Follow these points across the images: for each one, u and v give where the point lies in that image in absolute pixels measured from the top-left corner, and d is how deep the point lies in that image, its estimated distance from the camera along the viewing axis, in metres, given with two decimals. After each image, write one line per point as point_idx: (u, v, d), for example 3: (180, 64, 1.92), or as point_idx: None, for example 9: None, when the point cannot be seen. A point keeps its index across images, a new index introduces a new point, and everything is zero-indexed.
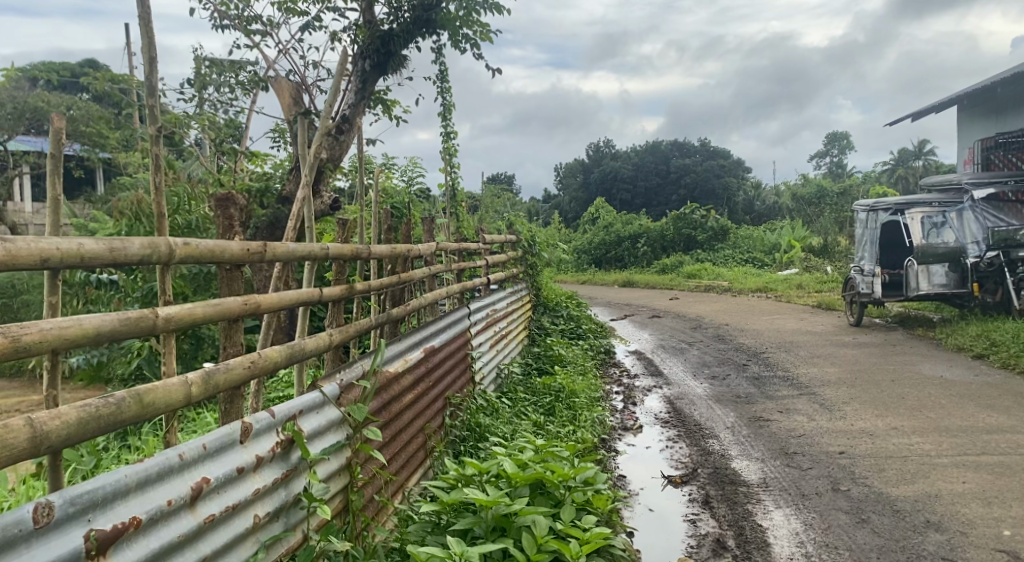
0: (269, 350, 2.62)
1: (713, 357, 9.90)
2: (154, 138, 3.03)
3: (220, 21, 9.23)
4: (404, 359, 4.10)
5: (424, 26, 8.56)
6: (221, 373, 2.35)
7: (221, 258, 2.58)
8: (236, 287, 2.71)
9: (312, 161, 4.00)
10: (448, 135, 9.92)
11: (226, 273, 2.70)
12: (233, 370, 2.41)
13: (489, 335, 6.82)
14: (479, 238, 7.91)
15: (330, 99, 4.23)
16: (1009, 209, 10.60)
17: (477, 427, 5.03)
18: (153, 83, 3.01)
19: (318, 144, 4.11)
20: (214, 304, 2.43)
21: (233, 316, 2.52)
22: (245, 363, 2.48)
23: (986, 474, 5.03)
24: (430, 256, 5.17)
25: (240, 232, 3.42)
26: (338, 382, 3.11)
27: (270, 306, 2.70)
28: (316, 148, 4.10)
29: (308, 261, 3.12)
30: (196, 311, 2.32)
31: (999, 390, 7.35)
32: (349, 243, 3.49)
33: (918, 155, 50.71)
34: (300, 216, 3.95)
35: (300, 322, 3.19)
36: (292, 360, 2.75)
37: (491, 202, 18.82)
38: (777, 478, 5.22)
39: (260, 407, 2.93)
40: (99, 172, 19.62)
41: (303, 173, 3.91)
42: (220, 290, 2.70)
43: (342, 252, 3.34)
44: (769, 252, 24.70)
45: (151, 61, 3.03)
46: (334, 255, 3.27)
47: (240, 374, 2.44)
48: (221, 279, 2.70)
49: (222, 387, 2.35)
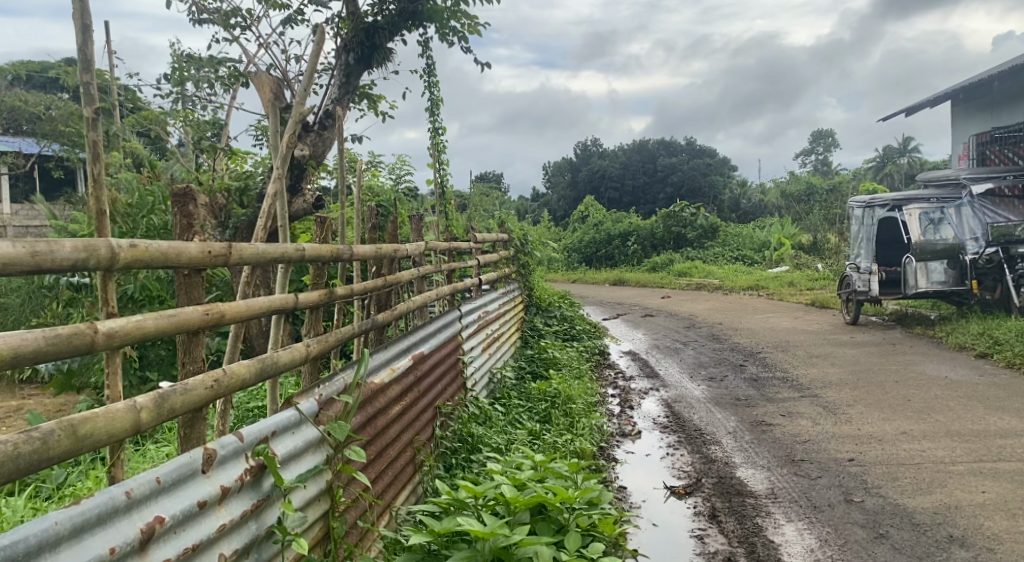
0: (236, 365, 2.31)
1: (709, 358, 9.63)
2: (91, 122, 2.71)
3: (198, 15, 8.90)
4: (391, 369, 3.80)
5: (410, 18, 8.28)
6: (177, 394, 2.04)
7: (177, 261, 2.27)
8: (196, 295, 2.40)
9: (286, 151, 3.68)
10: (436, 130, 9.62)
11: (185, 280, 2.39)
12: (192, 391, 2.10)
13: (481, 338, 6.51)
14: (470, 236, 7.59)
15: (304, 83, 3.87)
16: (1005, 203, 10.36)
17: (469, 438, 4.76)
18: (87, 56, 2.67)
19: (292, 133, 3.79)
20: (168, 316, 2.12)
21: (191, 329, 2.22)
22: (207, 382, 2.17)
23: (1006, 483, 4.79)
24: (419, 256, 4.86)
25: (201, 234, 2.87)
26: (316, 398, 2.80)
27: (236, 316, 2.38)
28: (290, 139, 3.78)
29: (281, 264, 2.81)
30: (144, 324, 2.02)
31: (1007, 390, 7.13)
32: (329, 243, 3.16)
33: (903, 151, 50.82)
34: (272, 214, 3.51)
35: (273, 332, 2.89)
36: (263, 375, 2.44)
37: (479, 200, 18.52)
38: (786, 489, 4.95)
39: (228, 429, 2.61)
40: (80, 173, 19.14)
41: (276, 166, 3.59)
42: (178, 298, 2.39)
43: (320, 254, 3.02)
44: (758, 249, 24.48)
45: (83, 27, 2.66)
46: (311, 256, 2.95)
47: (201, 395, 2.13)
48: (179, 286, 2.39)
49: (179, 410, 2.05)
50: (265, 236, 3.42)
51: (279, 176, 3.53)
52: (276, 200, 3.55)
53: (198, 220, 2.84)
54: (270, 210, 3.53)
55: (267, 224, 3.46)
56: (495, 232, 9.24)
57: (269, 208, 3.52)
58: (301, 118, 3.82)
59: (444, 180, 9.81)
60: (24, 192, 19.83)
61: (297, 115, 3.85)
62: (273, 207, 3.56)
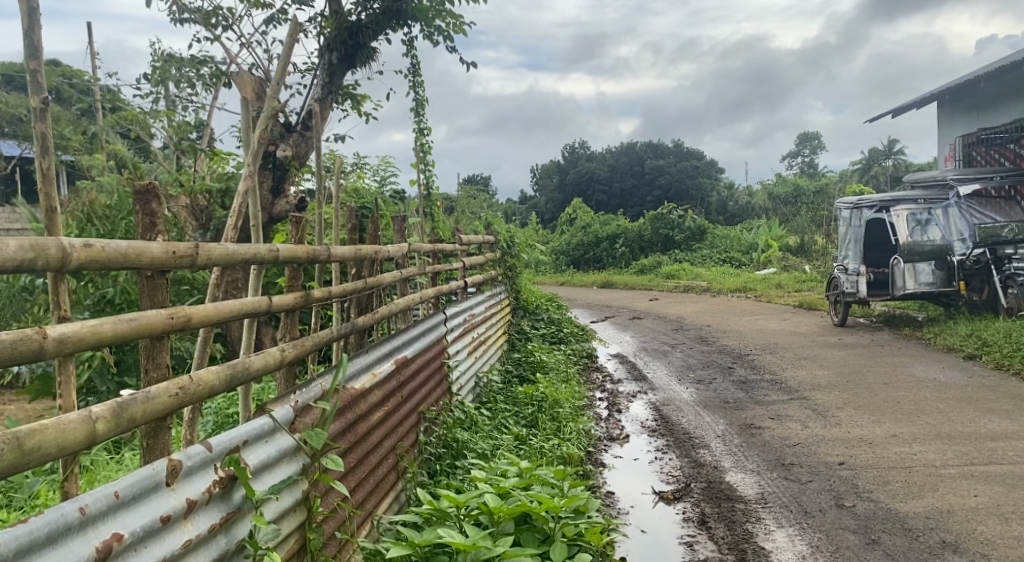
0: (204, 371, 2.20)
1: (697, 360, 9.55)
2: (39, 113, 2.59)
3: (179, 15, 8.78)
4: (372, 374, 3.69)
5: (394, 17, 8.19)
6: (138, 403, 1.93)
7: (138, 262, 2.16)
8: (160, 298, 2.29)
9: (257, 147, 3.56)
10: (422, 131, 9.52)
11: (148, 282, 2.28)
12: (155, 399, 1.99)
13: (467, 341, 6.41)
14: (456, 238, 7.49)
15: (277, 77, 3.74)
16: (993, 204, 10.43)
17: (453, 443, 4.66)
18: (34, 42, 2.57)
19: (263, 129, 3.67)
20: (127, 319, 2.01)
21: (155, 333, 2.11)
22: (171, 390, 2.06)
23: (998, 486, 4.73)
24: (402, 258, 4.76)
25: (164, 233, 2.74)
26: (291, 405, 2.69)
27: (203, 319, 2.28)
28: (261, 135, 3.66)
29: (254, 265, 2.70)
30: (101, 328, 1.91)
31: (997, 392, 7.09)
32: (305, 244, 3.05)
33: (888, 153, 51.14)
34: (243, 213, 3.38)
35: (246, 337, 2.78)
36: (234, 382, 2.32)
37: (466, 202, 18.42)
38: (776, 494, 4.87)
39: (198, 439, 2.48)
40: (62, 178, 18.82)
41: (247, 163, 3.48)
42: (140, 302, 2.28)
43: (295, 255, 2.91)
44: (746, 251, 24.46)
45: (30, 11, 2.56)
46: (286, 258, 2.85)
47: (165, 404, 2.02)
48: (142, 289, 2.28)
49: (140, 420, 1.94)
50: (235, 236, 3.32)
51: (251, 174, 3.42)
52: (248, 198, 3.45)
53: (161, 218, 2.71)
54: (240, 209, 3.43)
55: (237, 224, 3.35)
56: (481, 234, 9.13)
57: (239, 207, 3.42)
58: (273, 113, 3.70)
59: (430, 182, 9.70)
60: (5, 195, 19.53)
61: (269, 110, 3.72)
62: (243, 205, 3.45)
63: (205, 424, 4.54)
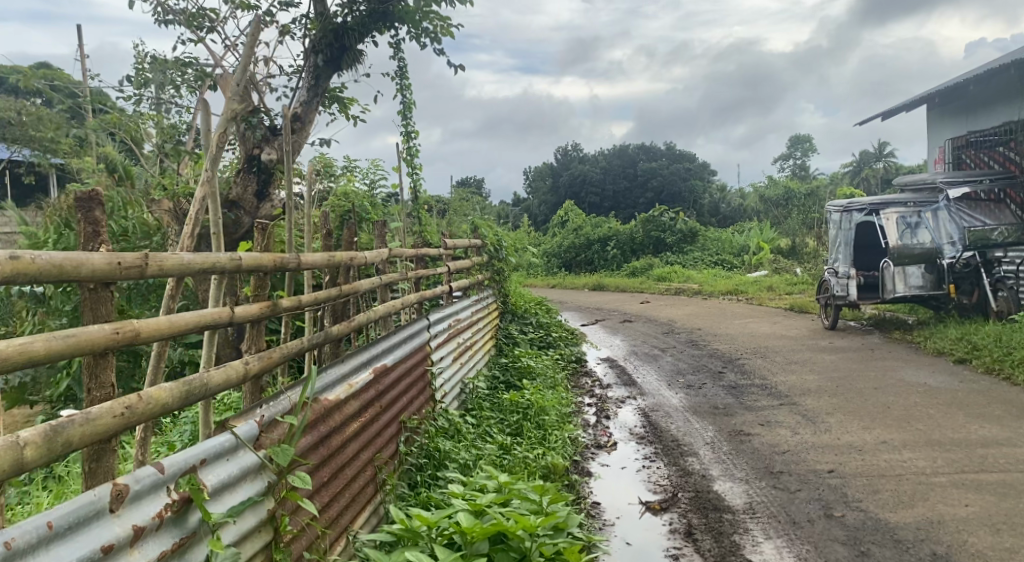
0: (156, 388, 2.11)
1: (687, 365, 9.45)
2: None
3: (163, 16, 8.65)
4: (348, 384, 3.58)
5: (381, 19, 8.08)
6: (74, 425, 1.85)
7: (78, 275, 2.07)
8: (104, 312, 2.21)
9: (216, 149, 3.42)
10: (409, 134, 9.41)
11: (92, 294, 2.20)
12: (95, 420, 1.91)
13: (452, 347, 6.29)
14: (441, 242, 7.37)
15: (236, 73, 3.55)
16: (982, 208, 10.43)
17: (435, 452, 4.56)
18: None
19: (221, 130, 3.53)
20: (63, 336, 1.92)
21: (97, 350, 2.03)
22: (116, 410, 1.97)
23: (989, 495, 4.65)
24: (382, 263, 4.65)
25: (107, 242, 2.64)
26: (257, 420, 2.59)
27: (152, 333, 2.19)
28: (219, 137, 3.52)
29: (214, 275, 2.60)
30: (32, 347, 1.83)
31: (988, 398, 7.03)
32: (272, 252, 2.95)
33: (879, 155, 51.28)
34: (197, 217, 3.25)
35: (207, 349, 2.68)
36: (189, 399, 2.23)
37: (458, 204, 18.29)
38: (764, 503, 4.78)
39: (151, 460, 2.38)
40: (51, 180, 18.57)
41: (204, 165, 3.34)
42: (84, 317, 2.20)
43: (260, 263, 2.81)
44: (737, 253, 24.38)
45: None
46: (249, 267, 2.74)
47: (107, 425, 1.94)
48: (85, 302, 2.20)
49: (77, 443, 1.85)
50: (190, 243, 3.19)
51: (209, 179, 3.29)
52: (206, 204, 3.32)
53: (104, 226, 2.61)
54: (196, 215, 3.29)
55: (192, 232, 3.22)
56: (468, 238, 9.02)
57: (195, 213, 3.29)
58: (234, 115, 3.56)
59: (416, 185, 9.58)
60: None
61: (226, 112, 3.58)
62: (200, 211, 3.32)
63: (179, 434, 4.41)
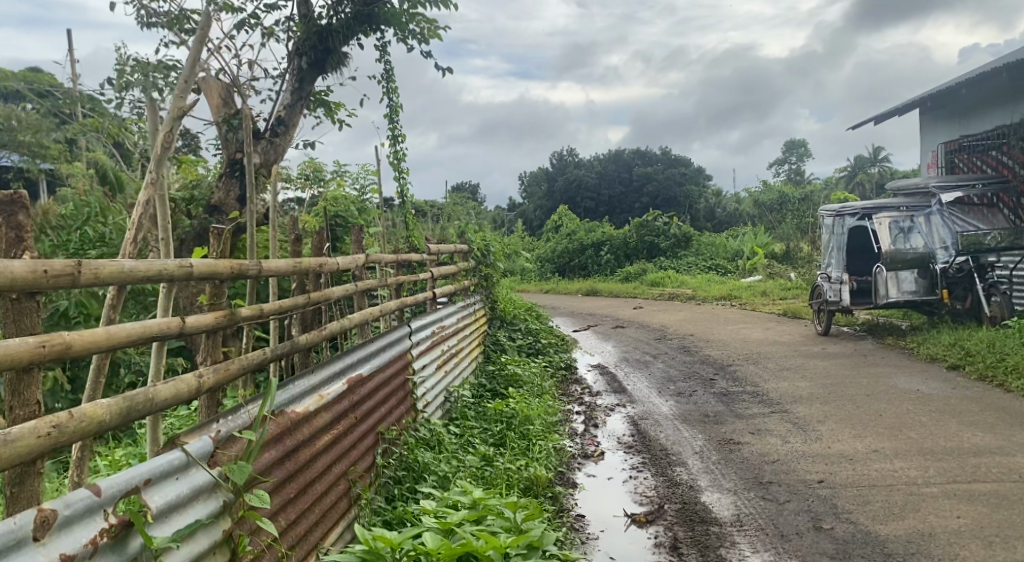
0: (91, 405, 2.09)
1: (678, 371, 9.34)
2: None
3: (147, 18, 8.50)
4: (319, 396, 3.48)
5: (366, 21, 7.97)
6: None
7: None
8: (27, 324, 2.16)
9: (162, 150, 3.33)
10: (396, 138, 9.30)
11: (15, 305, 2.15)
12: (17, 441, 1.88)
13: (436, 356, 6.17)
14: (425, 247, 7.25)
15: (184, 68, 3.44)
16: (975, 213, 10.29)
17: (415, 464, 4.44)
18: None
19: (169, 130, 3.41)
20: None
21: (21, 364, 1.98)
22: (43, 429, 1.94)
23: (981, 506, 4.55)
24: (359, 269, 4.54)
25: (31, 247, 2.54)
26: (212, 435, 2.52)
27: (85, 345, 2.13)
28: (167, 137, 3.40)
29: (160, 282, 2.53)
30: None
31: (982, 405, 6.93)
32: (228, 259, 2.86)
33: (873, 161, 51.33)
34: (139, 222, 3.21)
35: (155, 361, 2.63)
36: (128, 417, 2.19)
37: (451, 209, 18.18)
38: (752, 515, 4.67)
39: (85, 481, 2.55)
40: (39, 186, 18.29)
41: (150, 170, 3.28)
42: (5, 327, 2.15)
43: (213, 270, 2.73)
44: (731, 258, 24.26)
45: None
46: (201, 275, 2.67)
47: (30, 446, 1.91)
48: (8, 312, 2.15)
49: None
50: (134, 250, 3.17)
51: (154, 182, 3.25)
52: (151, 208, 3.30)
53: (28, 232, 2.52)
54: (140, 220, 3.24)
55: (136, 237, 3.20)
56: (455, 243, 8.90)
57: (140, 217, 3.24)
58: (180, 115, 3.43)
59: (403, 190, 9.46)
60: None
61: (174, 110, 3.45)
62: (144, 216, 3.28)
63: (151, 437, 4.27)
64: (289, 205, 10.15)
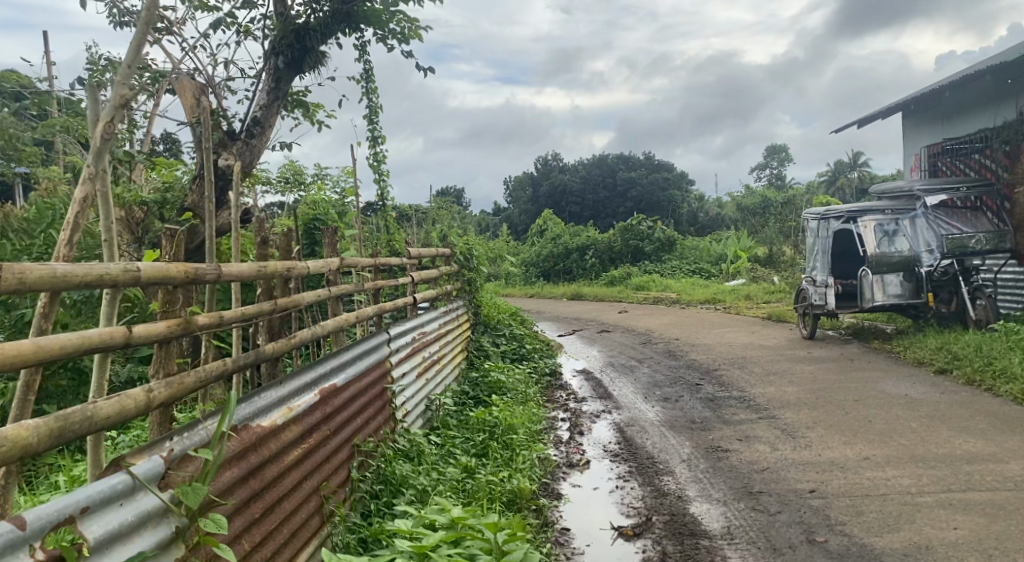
0: (15, 428, 1.99)
1: (664, 377, 9.18)
2: None
3: (118, 17, 8.25)
4: (286, 409, 3.32)
5: (344, 20, 7.76)
6: None
7: None
8: None
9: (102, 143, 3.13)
10: (376, 139, 9.11)
11: None
12: None
13: (416, 363, 5.97)
14: (405, 250, 7.05)
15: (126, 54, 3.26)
16: (960, 215, 10.08)
17: (392, 477, 4.25)
18: None
19: (109, 120, 3.18)
20: None
21: None
22: None
23: (978, 517, 4.42)
24: (333, 273, 4.35)
25: None
26: (164, 455, 2.48)
27: (10, 359, 1.99)
28: (108, 127, 3.18)
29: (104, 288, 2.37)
30: None
31: (973, 411, 6.82)
32: (181, 263, 2.71)
33: (853, 166, 51.73)
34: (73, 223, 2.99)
35: (96, 375, 2.50)
36: (59, 438, 2.10)
37: (435, 213, 17.91)
38: (743, 527, 4.52)
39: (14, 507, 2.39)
40: (11, 190, 17.78)
41: (89, 164, 3.08)
42: None
43: (163, 276, 2.57)
44: (715, 263, 24.23)
45: None
46: (150, 279, 2.51)
47: None
48: None
49: None
50: (69, 252, 2.97)
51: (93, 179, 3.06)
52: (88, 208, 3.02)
53: None
54: (75, 221, 3.01)
55: (70, 239, 2.99)
56: (436, 247, 8.71)
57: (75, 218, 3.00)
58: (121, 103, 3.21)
59: (384, 193, 9.26)
60: None
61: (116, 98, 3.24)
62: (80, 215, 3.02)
63: (117, 443, 4.04)
64: (270, 210, 9.94)
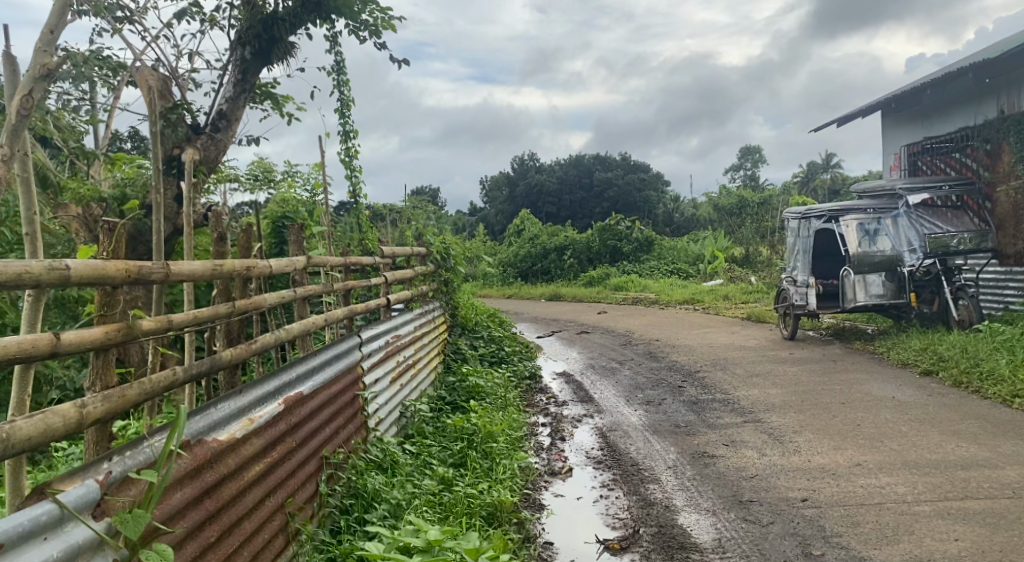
0: None
1: (645, 379, 8.95)
2: None
3: None
4: (246, 422, 3.02)
5: (315, 10, 7.46)
6: None
7: None
8: None
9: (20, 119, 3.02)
10: (348, 134, 8.80)
11: None
12: None
13: (389, 368, 5.68)
14: (378, 249, 6.75)
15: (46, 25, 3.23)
16: (941, 215, 9.96)
17: (364, 490, 3.97)
18: None
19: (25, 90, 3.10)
20: None
21: None
22: None
23: (979, 527, 4.24)
24: (300, 273, 4.07)
25: None
26: (99, 479, 2.21)
27: None
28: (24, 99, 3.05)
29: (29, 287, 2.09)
30: None
31: (960, 413, 6.68)
32: (124, 261, 2.43)
33: (826, 167, 52.18)
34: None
35: (18, 390, 2.27)
36: None
37: (411, 212, 17.58)
38: (735, 539, 4.29)
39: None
40: None
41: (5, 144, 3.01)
42: None
43: (101, 274, 2.29)
44: (693, 263, 24.12)
45: None
46: (84, 278, 2.23)
47: None
48: None
49: None
50: None
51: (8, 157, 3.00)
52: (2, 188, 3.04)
53: None
54: None
55: None
56: (411, 247, 8.42)
57: None
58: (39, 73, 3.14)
59: (356, 190, 8.96)
60: None
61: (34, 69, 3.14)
62: None
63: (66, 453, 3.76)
64: (239, 209, 9.59)
